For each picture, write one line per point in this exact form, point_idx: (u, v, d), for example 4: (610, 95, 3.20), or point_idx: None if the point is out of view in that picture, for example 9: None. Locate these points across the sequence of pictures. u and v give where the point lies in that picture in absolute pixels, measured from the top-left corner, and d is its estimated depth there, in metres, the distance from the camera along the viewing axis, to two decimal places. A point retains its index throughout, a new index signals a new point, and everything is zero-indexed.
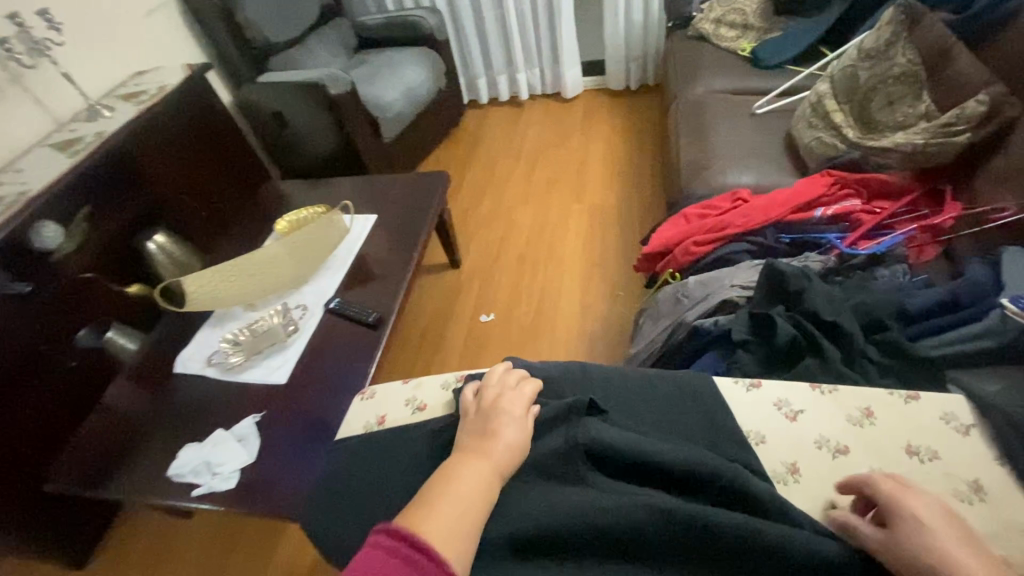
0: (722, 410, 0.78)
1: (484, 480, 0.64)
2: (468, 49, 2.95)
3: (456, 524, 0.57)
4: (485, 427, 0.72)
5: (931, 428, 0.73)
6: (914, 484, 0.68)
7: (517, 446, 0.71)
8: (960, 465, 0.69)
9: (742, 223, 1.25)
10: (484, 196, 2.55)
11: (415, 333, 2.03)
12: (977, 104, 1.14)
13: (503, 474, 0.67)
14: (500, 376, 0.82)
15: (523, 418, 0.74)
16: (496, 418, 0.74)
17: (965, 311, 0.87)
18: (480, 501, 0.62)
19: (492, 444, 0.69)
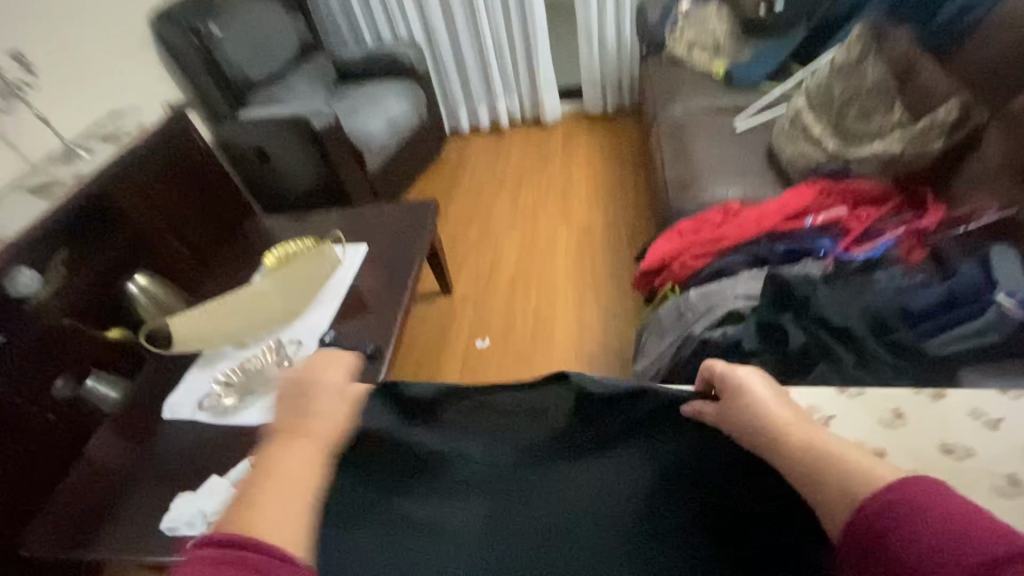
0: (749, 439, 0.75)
1: (308, 461, 0.63)
2: (447, 80, 3.00)
3: (286, 501, 0.57)
4: (305, 410, 0.68)
5: (959, 423, 0.71)
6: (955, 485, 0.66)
7: (337, 422, 0.68)
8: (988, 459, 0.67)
9: (735, 235, 1.28)
10: (471, 223, 2.56)
11: (410, 362, 1.99)
12: (947, 112, 1.21)
13: (329, 448, 0.66)
14: (313, 358, 0.79)
15: (342, 389, 0.72)
16: (314, 392, 0.71)
17: (965, 309, 0.89)
18: (302, 481, 0.60)
19: (310, 423, 0.67)
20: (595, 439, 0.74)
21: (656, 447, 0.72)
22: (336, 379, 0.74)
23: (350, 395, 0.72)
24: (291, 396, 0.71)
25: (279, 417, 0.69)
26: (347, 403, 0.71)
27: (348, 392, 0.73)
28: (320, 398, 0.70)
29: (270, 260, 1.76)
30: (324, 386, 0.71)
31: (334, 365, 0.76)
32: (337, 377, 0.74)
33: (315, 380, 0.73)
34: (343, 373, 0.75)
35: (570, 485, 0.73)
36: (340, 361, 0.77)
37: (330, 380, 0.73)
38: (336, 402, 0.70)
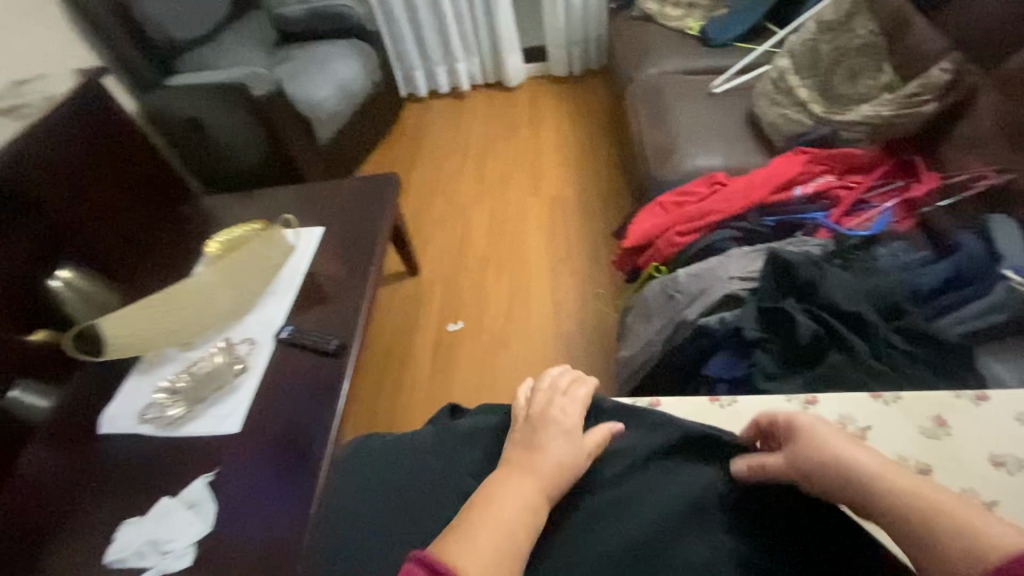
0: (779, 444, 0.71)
1: (531, 506, 0.62)
2: (402, 40, 2.77)
3: (498, 546, 0.56)
4: (532, 439, 0.71)
5: (1000, 426, 0.65)
6: (1012, 501, 0.59)
7: (566, 462, 0.68)
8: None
9: (725, 209, 1.20)
10: (435, 196, 2.40)
11: (379, 350, 1.86)
12: (941, 73, 1.15)
13: (548, 494, 0.65)
14: (551, 379, 0.79)
15: (576, 434, 0.71)
16: (545, 429, 0.71)
17: (972, 288, 0.84)
18: (522, 529, 0.60)
19: (535, 459, 0.68)
20: (625, 487, 0.70)
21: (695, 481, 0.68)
22: (568, 416, 0.73)
23: (585, 441, 0.71)
24: (525, 429, 0.72)
25: (514, 444, 0.72)
26: (586, 451, 0.71)
27: (589, 439, 0.72)
28: (553, 436, 0.71)
29: (218, 245, 1.56)
30: (559, 425, 0.72)
31: (570, 400, 0.76)
32: (574, 415, 0.73)
33: (546, 414, 0.74)
34: (576, 410, 0.75)
35: (620, 539, 0.65)
36: (572, 392, 0.77)
37: (565, 417, 0.73)
38: (570, 443, 0.70)
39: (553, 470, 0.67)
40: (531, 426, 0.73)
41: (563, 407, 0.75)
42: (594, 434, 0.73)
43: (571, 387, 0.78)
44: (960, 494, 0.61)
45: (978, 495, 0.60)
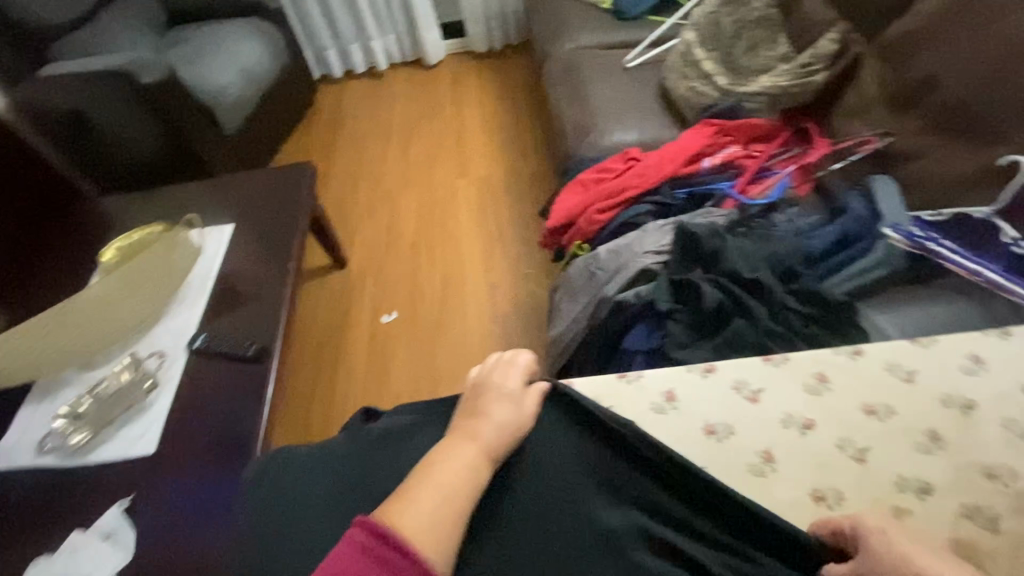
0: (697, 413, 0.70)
1: (474, 468, 0.63)
2: (310, 18, 2.60)
3: (435, 509, 0.57)
4: (474, 406, 0.70)
5: (877, 381, 0.69)
6: (880, 447, 0.65)
7: (508, 427, 0.67)
8: (907, 415, 0.67)
9: (640, 184, 1.23)
10: (359, 184, 2.30)
11: (309, 348, 1.79)
12: (829, 43, 1.24)
13: (492, 457, 0.65)
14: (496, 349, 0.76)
15: (518, 398, 0.70)
16: (486, 397, 0.70)
17: (856, 247, 0.91)
18: (464, 486, 0.61)
19: (477, 424, 0.67)
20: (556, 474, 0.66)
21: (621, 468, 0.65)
22: (510, 383, 0.71)
23: (523, 402, 0.70)
24: (468, 399, 0.71)
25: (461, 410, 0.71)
26: (528, 409, 0.69)
27: (528, 397, 0.70)
28: (495, 403, 0.69)
29: (124, 243, 1.42)
30: (501, 392, 0.70)
31: (513, 366, 0.72)
32: (514, 381, 0.71)
33: (487, 381, 0.72)
34: (517, 375, 0.72)
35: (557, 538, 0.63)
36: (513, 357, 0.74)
37: (507, 384, 0.71)
38: (513, 409, 0.69)
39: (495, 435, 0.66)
40: (475, 398, 0.71)
41: (505, 374, 0.72)
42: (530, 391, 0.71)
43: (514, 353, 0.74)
44: (838, 444, 0.66)
45: (853, 442, 0.66)
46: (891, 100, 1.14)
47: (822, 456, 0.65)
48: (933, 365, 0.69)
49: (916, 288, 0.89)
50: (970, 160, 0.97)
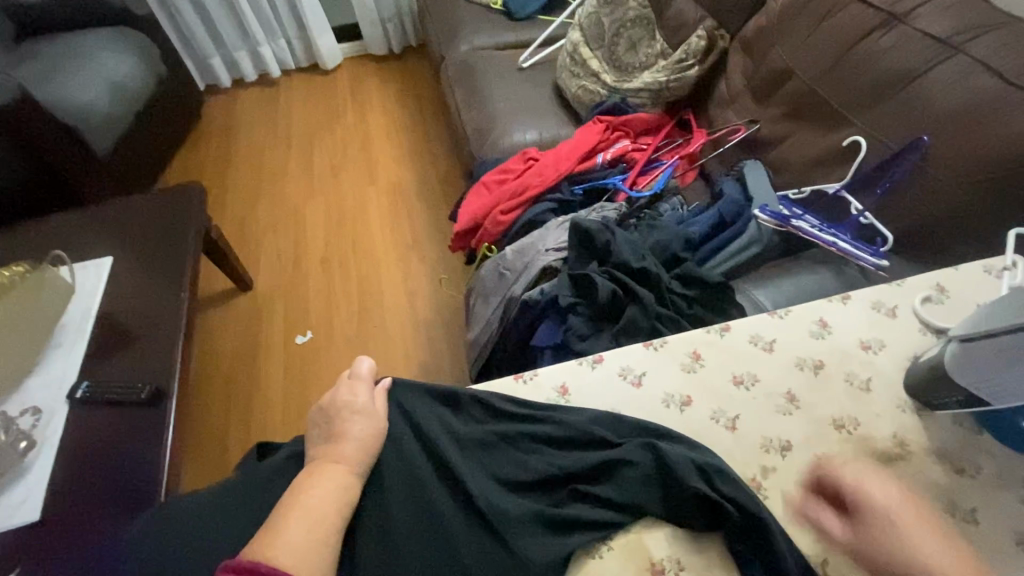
0: (581, 382, 0.62)
1: (343, 490, 0.55)
2: (188, 26, 2.42)
3: (306, 539, 0.49)
4: (330, 431, 0.60)
5: (742, 353, 0.62)
6: (750, 416, 0.58)
7: (372, 437, 0.59)
8: (769, 378, 0.60)
9: (539, 183, 1.27)
10: (259, 200, 2.18)
11: (219, 380, 1.68)
12: (698, 39, 1.33)
13: (364, 473, 0.57)
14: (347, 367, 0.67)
15: (372, 406, 0.61)
16: (338, 417, 0.61)
17: (733, 228, 1.00)
18: (335, 507, 0.53)
19: (336, 447, 0.58)
20: (431, 472, 0.57)
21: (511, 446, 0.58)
22: (359, 395, 0.62)
23: (376, 407, 0.62)
24: (317, 426, 0.61)
25: (315, 439, 0.61)
26: (384, 412, 0.61)
27: (378, 401, 0.62)
28: (349, 420, 0.60)
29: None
30: (351, 408, 0.61)
31: (357, 377, 0.64)
32: (362, 392, 0.62)
33: (334, 403, 0.62)
34: (364, 385, 0.63)
35: (443, 540, 0.54)
36: (352, 368, 0.65)
37: (354, 397, 0.62)
38: (368, 419, 0.60)
39: (359, 452, 0.58)
40: (326, 424, 0.61)
41: (351, 389, 0.63)
42: (377, 393, 0.63)
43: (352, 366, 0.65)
44: (713, 416, 0.59)
45: (726, 412, 0.59)
46: (755, 90, 1.24)
47: (697, 434, 0.58)
48: (789, 333, 0.63)
49: (789, 261, 0.97)
50: (824, 142, 1.07)
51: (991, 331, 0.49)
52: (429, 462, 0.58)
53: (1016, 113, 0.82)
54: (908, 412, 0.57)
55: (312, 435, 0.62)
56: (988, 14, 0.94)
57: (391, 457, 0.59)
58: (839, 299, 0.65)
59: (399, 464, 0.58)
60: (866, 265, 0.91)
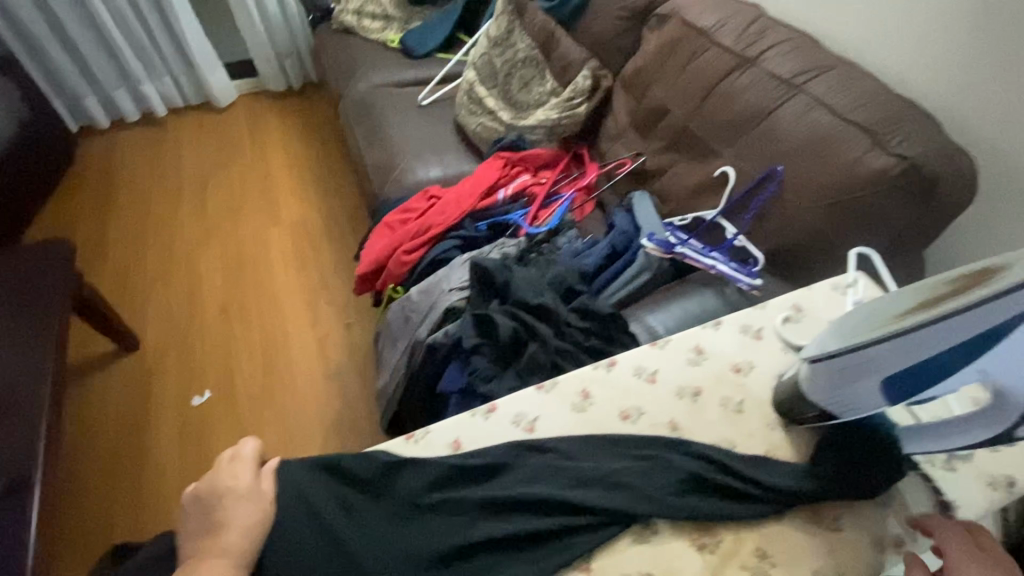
0: (476, 434, 0.60)
1: None
2: (53, 64, 2.21)
3: None
4: (208, 521, 0.53)
5: (628, 387, 0.64)
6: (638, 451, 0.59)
7: (258, 524, 0.53)
8: (653, 409, 0.62)
9: (442, 221, 1.26)
10: (146, 250, 2.00)
11: (101, 457, 1.49)
12: (584, 79, 1.40)
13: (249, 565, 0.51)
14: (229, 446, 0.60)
15: (257, 488, 0.56)
16: (217, 506, 0.54)
17: (624, 258, 1.05)
18: None
19: (214, 541, 0.52)
20: (320, 554, 0.52)
21: (407, 513, 0.54)
22: (242, 478, 0.56)
23: (261, 489, 0.56)
24: (194, 517, 0.54)
25: (188, 533, 0.54)
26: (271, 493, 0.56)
27: (265, 482, 0.56)
28: (232, 508, 0.54)
29: None
30: (234, 494, 0.55)
31: (239, 459, 0.57)
32: (245, 473, 0.56)
33: (211, 490, 0.55)
34: (249, 466, 0.57)
35: None
36: (235, 448, 0.59)
37: (236, 481, 0.56)
38: (253, 502, 0.54)
39: (243, 543, 0.52)
40: (207, 515, 0.54)
41: (232, 473, 0.57)
42: (265, 474, 0.57)
43: (235, 447, 0.59)
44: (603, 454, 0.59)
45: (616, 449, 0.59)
46: (639, 125, 1.33)
47: None
48: (670, 363, 0.66)
49: (679, 286, 1.03)
50: (700, 172, 1.16)
51: (836, 352, 0.52)
52: (320, 541, 0.53)
53: (847, 143, 0.93)
54: (777, 429, 0.61)
55: (186, 527, 0.55)
56: (819, 57, 1.07)
57: (277, 540, 0.53)
58: (711, 326, 0.70)
59: (286, 547, 0.53)
60: (742, 285, 0.99)
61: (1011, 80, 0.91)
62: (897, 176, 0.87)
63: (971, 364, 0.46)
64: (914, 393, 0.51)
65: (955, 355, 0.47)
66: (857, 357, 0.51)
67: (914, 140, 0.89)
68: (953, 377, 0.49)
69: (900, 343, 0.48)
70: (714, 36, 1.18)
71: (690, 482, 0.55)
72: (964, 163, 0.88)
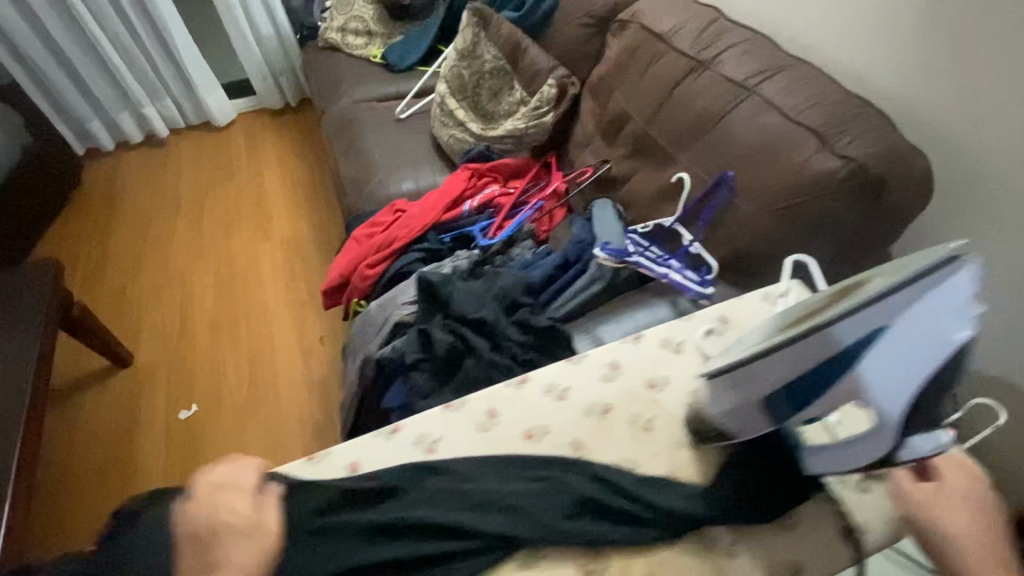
0: (376, 454, 0.60)
1: None
2: (57, 89, 2.31)
3: None
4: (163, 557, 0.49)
5: (536, 405, 0.63)
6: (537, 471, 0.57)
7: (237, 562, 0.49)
8: (558, 427, 0.61)
9: (405, 234, 1.27)
10: (143, 267, 2.07)
11: (93, 470, 1.54)
12: (550, 87, 1.40)
13: None
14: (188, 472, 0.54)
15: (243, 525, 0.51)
16: None
17: (576, 268, 1.04)
18: None
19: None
20: None
21: (297, 535, 0.54)
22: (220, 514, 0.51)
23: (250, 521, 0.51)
24: None
25: None
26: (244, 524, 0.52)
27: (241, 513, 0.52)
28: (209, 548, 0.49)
29: None
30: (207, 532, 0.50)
31: None
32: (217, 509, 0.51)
33: None
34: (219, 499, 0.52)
35: None
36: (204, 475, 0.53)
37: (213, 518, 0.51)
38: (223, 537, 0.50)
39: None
40: None
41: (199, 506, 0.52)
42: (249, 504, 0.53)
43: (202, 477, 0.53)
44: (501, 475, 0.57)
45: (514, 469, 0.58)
46: (604, 132, 1.31)
47: None
48: (583, 379, 0.65)
49: (638, 293, 1.03)
50: (659, 179, 1.13)
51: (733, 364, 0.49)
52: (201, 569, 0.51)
53: (797, 146, 0.90)
54: (685, 448, 0.59)
55: None
56: (776, 58, 1.04)
57: None
58: (631, 339, 0.69)
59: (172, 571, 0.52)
60: (694, 294, 0.98)
61: (969, 73, 0.87)
62: (845, 179, 0.84)
63: (847, 377, 0.48)
64: (795, 410, 0.51)
65: (832, 368, 0.48)
66: (750, 371, 0.49)
67: (864, 140, 0.85)
68: (828, 393, 0.50)
69: (802, 349, 0.46)
70: (672, 40, 1.16)
71: (582, 505, 0.54)
72: (917, 163, 0.84)
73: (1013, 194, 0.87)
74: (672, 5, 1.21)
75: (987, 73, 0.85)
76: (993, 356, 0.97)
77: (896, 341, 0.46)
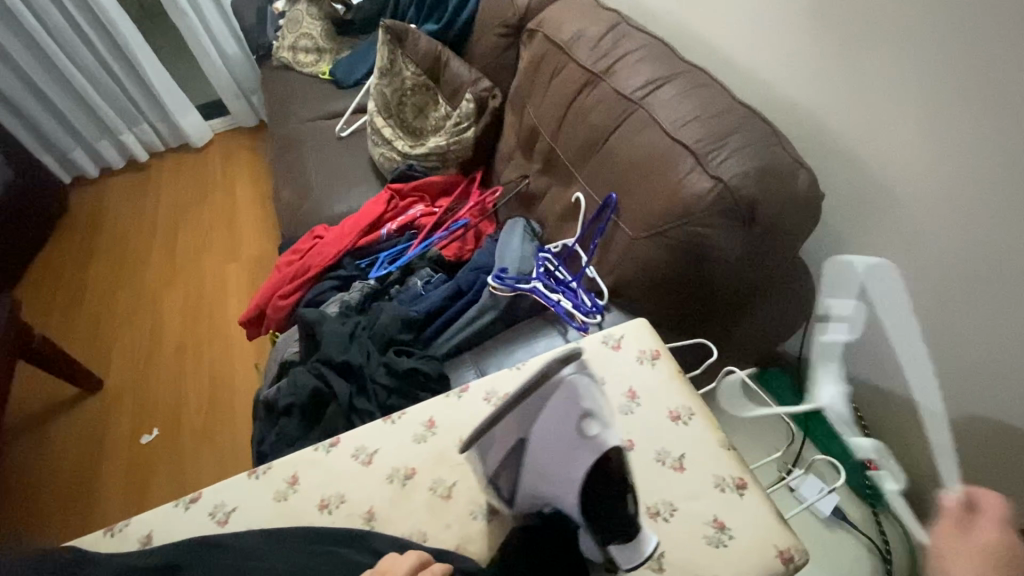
0: (174, 528, 0.59)
1: None
2: (37, 121, 2.39)
3: None
4: None
5: (339, 470, 0.61)
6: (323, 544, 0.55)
7: None
8: (356, 496, 0.59)
9: (320, 262, 1.25)
10: (117, 292, 2.14)
11: (59, 497, 1.60)
12: (468, 102, 1.35)
13: None
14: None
15: None
16: None
17: (466, 298, 1.01)
18: None
19: None
20: None
21: None
22: None
23: None
24: None
25: None
26: None
27: None
28: None
29: None
30: None
31: None
32: None
33: None
34: None
35: None
36: None
37: None
38: None
39: None
40: None
41: None
42: None
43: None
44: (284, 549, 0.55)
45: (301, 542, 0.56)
46: (522, 146, 1.26)
47: None
48: (393, 441, 0.62)
49: (536, 323, 0.99)
50: (564, 198, 1.08)
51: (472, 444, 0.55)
52: None
53: (675, 164, 0.84)
54: (479, 518, 0.57)
55: None
56: (673, 64, 0.97)
57: None
58: (454, 394, 0.66)
59: None
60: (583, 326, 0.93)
61: (869, 74, 0.80)
62: (714, 202, 0.79)
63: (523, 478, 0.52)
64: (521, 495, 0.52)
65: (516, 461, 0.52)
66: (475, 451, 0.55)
67: (739, 157, 0.79)
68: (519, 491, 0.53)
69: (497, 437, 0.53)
70: (573, 49, 1.10)
71: None
72: (795, 182, 0.79)
73: (922, 202, 0.80)
74: (577, 10, 1.15)
75: (886, 71, 0.78)
76: (918, 377, 0.90)
77: (535, 456, 0.51)
